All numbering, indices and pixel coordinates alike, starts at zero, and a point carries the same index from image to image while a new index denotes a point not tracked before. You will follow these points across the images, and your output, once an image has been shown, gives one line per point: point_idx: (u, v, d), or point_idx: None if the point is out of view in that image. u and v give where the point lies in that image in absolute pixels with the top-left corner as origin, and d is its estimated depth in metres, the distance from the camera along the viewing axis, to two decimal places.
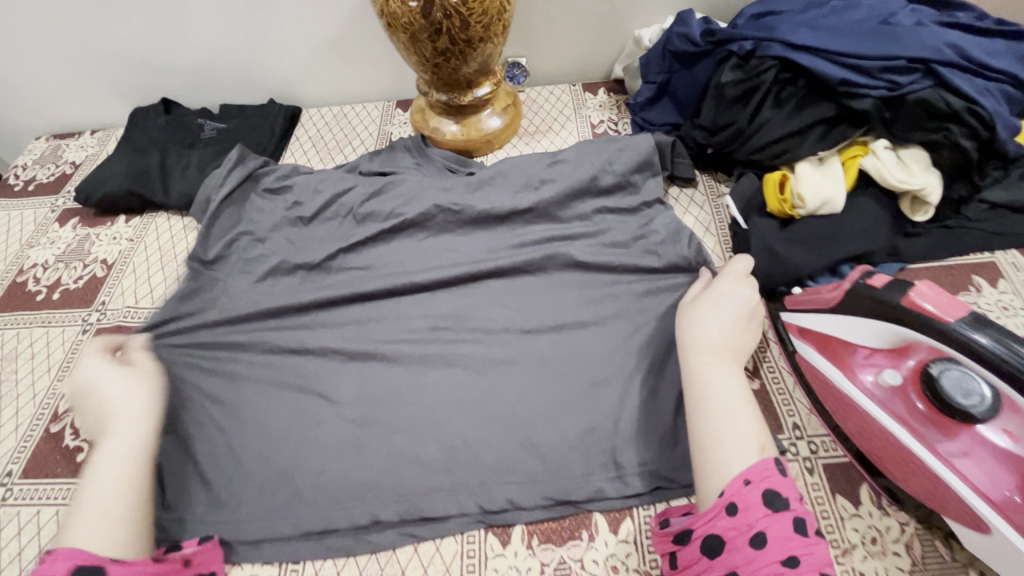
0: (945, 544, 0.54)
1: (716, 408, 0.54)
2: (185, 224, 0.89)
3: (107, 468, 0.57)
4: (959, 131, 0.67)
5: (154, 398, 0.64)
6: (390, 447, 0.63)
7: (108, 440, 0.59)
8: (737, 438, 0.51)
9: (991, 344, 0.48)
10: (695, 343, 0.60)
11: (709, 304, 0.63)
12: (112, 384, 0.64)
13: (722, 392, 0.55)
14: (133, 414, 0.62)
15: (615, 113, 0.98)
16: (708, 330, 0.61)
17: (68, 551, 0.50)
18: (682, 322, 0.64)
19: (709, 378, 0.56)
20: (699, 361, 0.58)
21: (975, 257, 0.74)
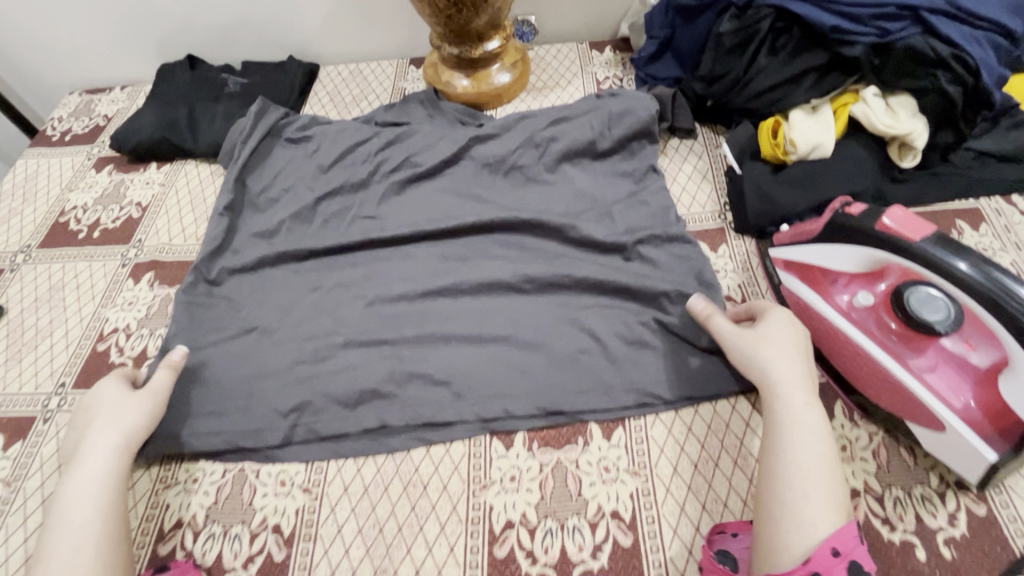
0: (909, 452, 0.60)
1: (804, 456, 0.52)
2: (213, 171, 0.95)
3: (77, 502, 0.55)
4: (945, 77, 0.70)
5: (136, 432, 0.61)
6: (404, 366, 0.69)
7: (82, 472, 0.57)
8: (828, 493, 0.49)
9: (971, 270, 0.51)
10: (778, 379, 0.57)
11: (780, 347, 0.59)
12: (102, 410, 0.62)
13: (813, 443, 0.52)
14: (115, 449, 0.59)
15: (620, 69, 1.02)
16: (792, 368, 0.57)
17: None
18: (755, 348, 0.60)
19: (797, 423, 0.54)
20: (783, 401, 0.56)
21: (960, 204, 0.77)
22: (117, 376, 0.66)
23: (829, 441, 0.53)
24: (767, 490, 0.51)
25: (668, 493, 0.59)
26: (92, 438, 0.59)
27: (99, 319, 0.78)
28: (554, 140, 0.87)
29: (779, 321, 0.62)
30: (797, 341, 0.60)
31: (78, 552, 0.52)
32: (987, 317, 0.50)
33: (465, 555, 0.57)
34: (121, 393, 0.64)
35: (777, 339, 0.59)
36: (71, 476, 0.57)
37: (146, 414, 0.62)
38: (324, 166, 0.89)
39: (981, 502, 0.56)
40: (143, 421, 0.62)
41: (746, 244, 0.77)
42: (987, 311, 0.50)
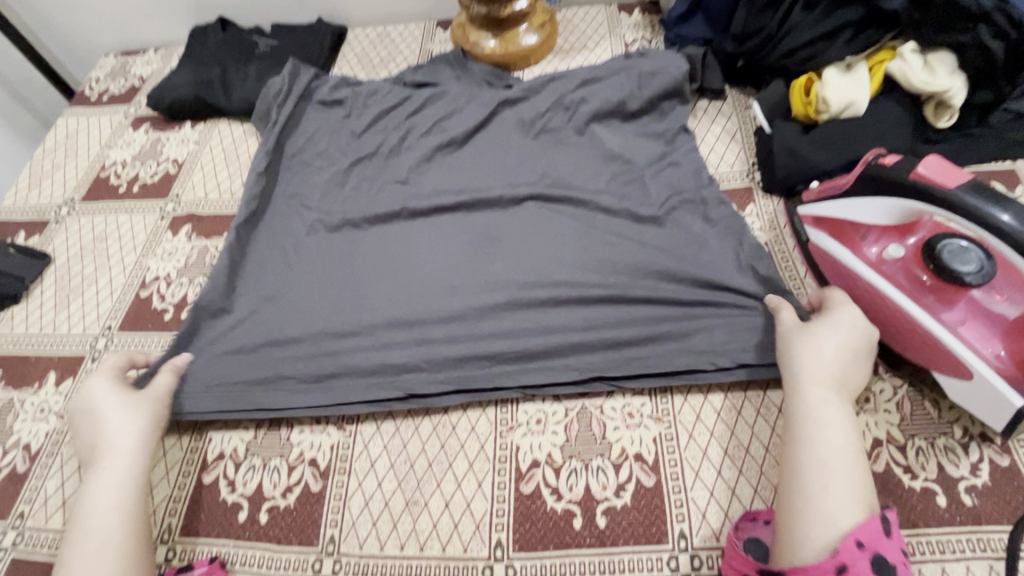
0: (933, 404, 0.60)
1: (828, 449, 0.50)
2: (245, 130, 0.97)
3: (105, 500, 0.55)
4: (987, 32, 0.68)
5: (152, 428, 0.60)
6: (435, 316, 0.71)
7: (101, 474, 0.56)
8: (851, 487, 0.48)
9: (1012, 222, 0.50)
10: (812, 372, 0.55)
11: (812, 340, 0.57)
12: (101, 409, 0.60)
13: (839, 440, 0.51)
14: (129, 445, 0.58)
15: (649, 31, 1.01)
16: (829, 364, 0.55)
17: None
18: (793, 341, 0.58)
19: (824, 418, 0.52)
20: (808, 394, 0.54)
21: (994, 165, 0.75)
22: (102, 373, 0.64)
23: (855, 438, 0.51)
24: (787, 477, 0.51)
25: (690, 437, 0.61)
26: (103, 438, 0.58)
27: (141, 267, 0.81)
28: (584, 101, 0.87)
29: (831, 313, 0.59)
30: (844, 335, 0.57)
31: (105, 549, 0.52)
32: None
33: (491, 491, 0.60)
34: (120, 388, 0.62)
35: (819, 332, 0.58)
36: (92, 477, 0.56)
37: (152, 411, 0.61)
38: (356, 126, 0.91)
39: (1005, 454, 0.57)
40: (153, 416, 0.61)
41: (775, 204, 0.77)
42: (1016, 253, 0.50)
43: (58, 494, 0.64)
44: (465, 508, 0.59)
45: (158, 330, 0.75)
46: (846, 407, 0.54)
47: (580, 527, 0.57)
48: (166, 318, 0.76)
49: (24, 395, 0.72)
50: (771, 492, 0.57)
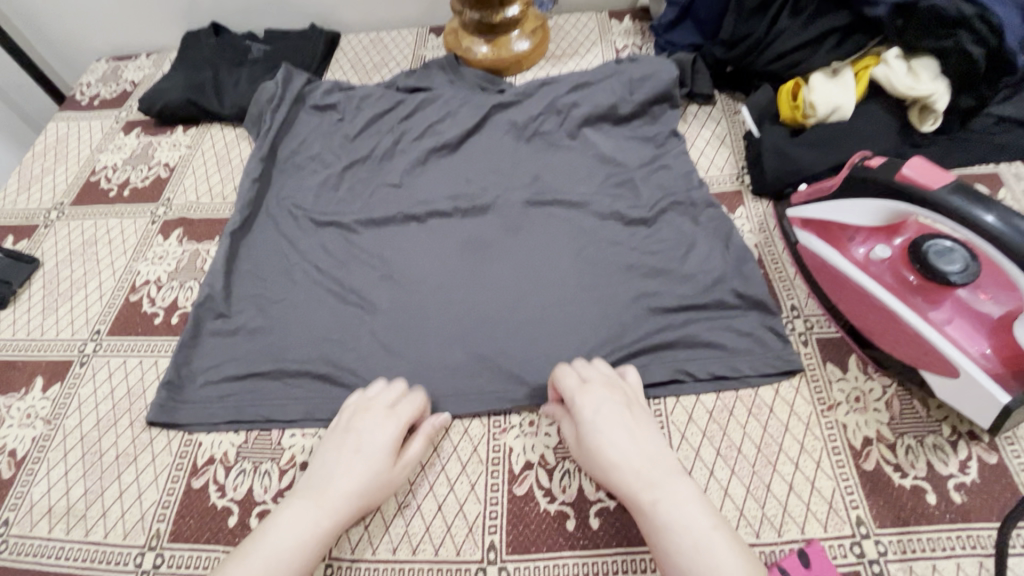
0: (922, 403, 0.61)
1: (690, 528, 0.47)
2: (237, 134, 0.97)
3: (287, 546, 0.49)
4: (968, 38, 0.69)
5: (388, 465, 0.56)
6: (429, 318, 0.72)
7: (300, 507, 0.52)
8: (730, 559, 0.45)
9: (998, 223, 0.50)
10: (635, 470, 0.52)
11: (610, 430, 0.55)
12: (361, 445, 0.57)
13: (693, 510, 0.49)
14: (349, 498, 0.53)
15: (639, 38, 1.02)
16: (636, 451, 0.53)
17: None
18: (593, 452, 0.54)
19: (667, 512, 0.49)
20: (642, 490, 0.51)
21: (979, 168, 0.77)
22: (387, 410, 0.60)
23: (705, 507, 0.49)
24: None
25: (683, 439, 0.61)
26: (338, 470, 0.55)
27: (131, 271, 0.81)
28: (575, 106, 0.88)
29: (588, 394, 0.58)
30: (628, 417, 0.56)
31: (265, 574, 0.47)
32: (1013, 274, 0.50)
33: (485, 493, 0.59)
34: (388, 443, 0.57)
35: (608, 428, 0.55)
36: (295, 502, 0.53)
37: (386, 477, 0.56)
38: (349, 130, 0.90)
39: (993, 451, 0.57)
40: (378, 481, 0.55)
41: (764, 206, 0.78)
42: (999, 250, 0.50)
43: (45, 501, 0.63)
44: (458, 510, 0.58)
45: (148, 334, 0.74)
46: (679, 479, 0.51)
47: (574, 529, 0.56)
48: (157, 322, 0.75)
49: (10, 401, 0.71)
50: (763, 491, 0.57)
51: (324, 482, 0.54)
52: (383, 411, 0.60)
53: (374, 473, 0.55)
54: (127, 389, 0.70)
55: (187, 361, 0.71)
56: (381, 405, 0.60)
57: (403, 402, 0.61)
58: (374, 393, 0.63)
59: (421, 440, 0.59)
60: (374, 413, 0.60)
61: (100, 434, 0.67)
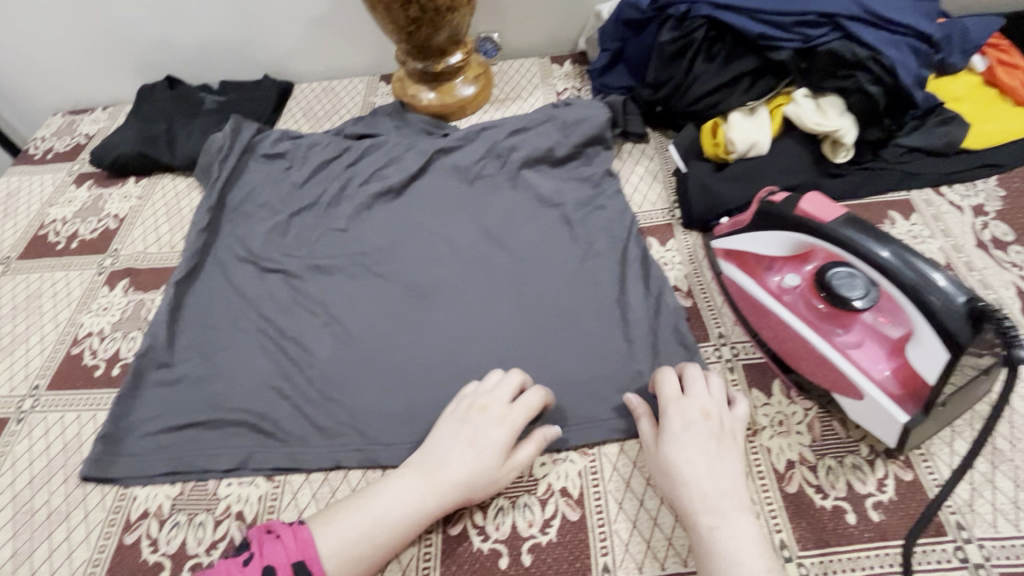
0: (841, 424, 0.63)
1: (740, 567, 0.49)
2: (189, 184, 0.99)
3: (389, 512, 0.56)
4: (865, 78, 0.76)
5: (497, 471, 0.59)
6: (373, 362, 0.73)
7: (409, 477, 0.58)
8: None
9: (892, 258, 0.53)
10: (703, 493, 0.54)
11: (694, 447, 0.56)
12: (476, 438, 0.60)
13: (750, 550, 0.50)
14: (457, 487, 0.57)
15: (579, 81, 1.08)
16: (711, 476, 0.54)
17: (303, 542, 0.54)
18: (668, 466, 0.56)
19: (721, 544, 0.51)
20: (706, 516, 0.52)
21: (893, 196, 0.83)
22: (505, 408, 0.62)
23: (765, 550, 0.51)
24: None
25: (614, 470, 0.63)
26: (451, 456, 0.59)
27: (74, 323, 0.81)
28: (514, 149, 0.91)
29: (678, 411, 0.59)
30: (714, 442, 0.57)
31: (365, 536, 0.54)
32: (909, 307, 0.53)
33: (419, 536, 0.60)
34: (502, 443, 0.59)
35: (689, 444, 0.56)
36: (405, 477, 0.58)
37: (495, 475, 0.59)
38: (296, 177, 0.92)
39: (908, 468, 0.60)
40: (486, 477, 0.58)
41: (694, 238, 0.82)
42: (888, 280, 0.54)
43: None
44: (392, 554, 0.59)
45: (87, 387, 0.74)
46: (748, 515, 0.53)
47: (506, 566, 0.57)
48: (97, 375, 0.75)
49: None
50: None
51: (432, 466, 0.59)
52: (502, 408, 0.62)
53: (481, 471, 0.58)
54: (63, 444, 0.69)
55: (125, 414, 0.70)
56: (501, 407, 0.62)
57: (521, 402, 0.63)
58: (492, 384, 0.64)
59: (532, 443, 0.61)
60: (491, 410, 0.62)
61: (33, 492, 0.66)
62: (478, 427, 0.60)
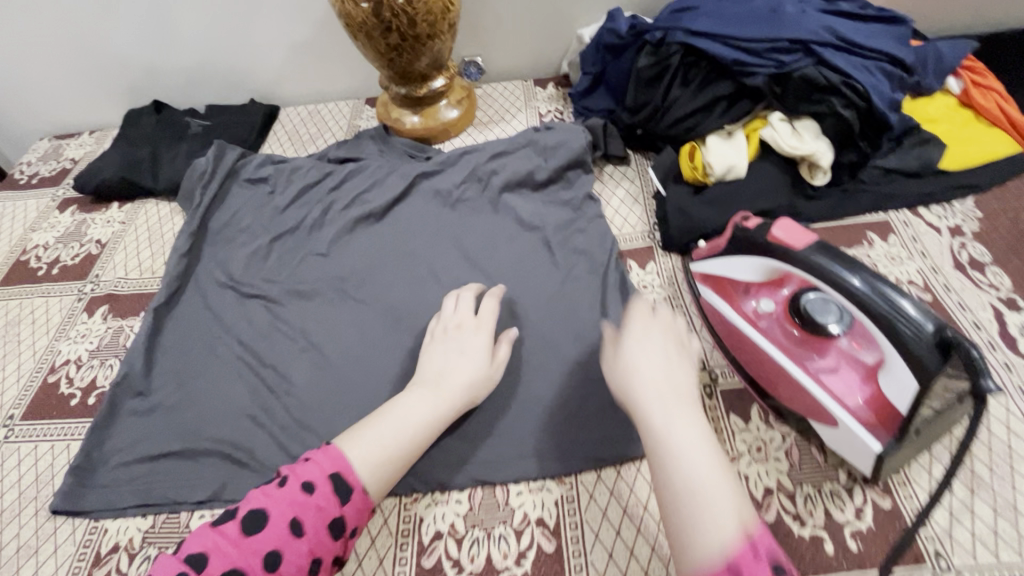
0: (819, 450, 0.63)
1: (689, 461, 0.46)
2: (172, 208, 0.99)
3: (410, 425, 0.58)
4: (838, 102, 0.77)
5: (486, 376, 0.65)
6: (350, 388, 0.73)
7: (419, 395, 0.61)
8: (728, 500, 0.44)
9: (863, 285, 0.53)
10: (656, 389, 0.51)
11: (651, 349, 0.55)
12: (466, 350, 0.67)
13: (702, 445, 0.47)
14: (462, 390, 0.63)
15: (561, 103, 1.09)
16: (666, 375, 0.52)
17: (337, 455, 0.54)
18: (624, 371, 0.54)
19: (673, 437, 0.48)
20: (659, 410, 0.49)
21: (870, 217, 0.84)
22: (478, 323, 0.70)
23: (717, 447, 0.48)
24: (672, 521, 0.45)
25: (591, 499, 0.62)
26: (448, 368, 0.65)
27: (51, 351, 0.81)
28: (496, 173, 0.92)
29: (638, 323, 0.58)
30: (671, 348, 0.55)
31: (392, 445, 0.56)
32: (881, 336, 0.53)
33: (393, 568, 0.59)
34: (486, 348, 0.67)
35: (647, 349, 0.55)
36: (411, 395, 0.61)
37: (488, 375, 0.66)
38: (278, 201, 0.93)
39: (886, 494, 0.59)
40: (481, 379, 0.65)
41: (672, 261, 0.82)
42: (859, 308, 0.54)
43: None
44: None
45: (62, 417, 0.74)
46: (701, 415, 0.50)
47: None
48: (72, 404, 0.75)
49: None
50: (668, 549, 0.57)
51: (433, 381, 0.63)
52: (473, 319, 0.70)
53: (477, 377, 0.65)
54: (34, 476, 0.69)
55: (99, 443, 0.69)
56: (473, 322, 0.70)
57: (483, 310, 0.71)
58: (454, 309, 0.72)
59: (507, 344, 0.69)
60: (466, 325, 0.70)
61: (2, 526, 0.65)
62: (458, 337, 0.68)
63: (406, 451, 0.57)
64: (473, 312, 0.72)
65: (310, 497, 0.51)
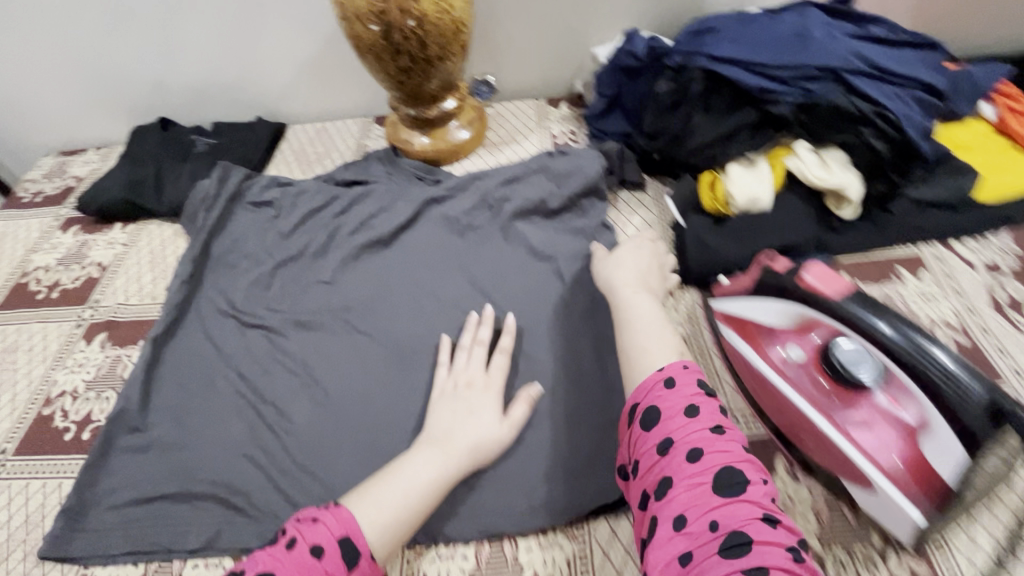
0: (851, 510, 0.58)
1: (639, 320, 0.63)
2: (175, 230, 0.97)
3: (417, 484, 0.56)
4: (869, 132, 0.74)
5: (496, 439, 0.63)
6: (354, 428, 0.69)
7: (428, 454, 0.59)
8: (665, 342, 0.60)
9: (892, 332, 0.52)
10: (628, 282, 0.69)
11: (630, 261, 0.73)
12: (473, 408, 0.64)
13: (654, 312, 0.64)
14: (469, 449, 0.61)
15: (575, 124, 1.06)
16: (636, 275, 0.71)
17: (346, 518, 0.51)
18: (607, 271, 0.73)
19: (635, 307, 0.65)
20: (629, 295, 0.68)
21: (900, 251, 0.79)
22: (488, 383, 0.67)
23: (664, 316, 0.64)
24: (624, 368, 0.60)
25: (605, 557, 0.59)
26: (458, 426, 0.62)
27: (48, 381, 0.78)
28: (507, 200, 0.89)
29: (625, 247, 0.76)
30: (644, 264, 0.73)
31: (399, 510, 0.54)
32: (922, 396, 0.51)
33: None
34: (498, 407, 0.65)
35: (626, 258, 0.74)
36: (413, 453, 0.60)
37: (498, 436, 0.63)
38: (283, 226, 0.90)
39: (923, 561, 0.55)
40: (490, 440, 0.62)
41: (692, 296, 0.78)
42: (897, 363, 0.52)
43: None
44: None
45: (55, 453, 0.71)
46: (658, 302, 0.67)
47: None
48: (66, 439, 0.72)
49: None
50: None
51: (439, 441, 0.61)
52: (484, 376, 0.68)
53: (487, 439, 0.62)
54: (25, 517, 0.66)
55: (91, 483, 0.67)
56: (482, 381, 0.68)
57: (495, 368, 0.69)
58: (464, 364, 0.70)
59: (510, 336, 0.72)
60: (477, 387, 0.67)
61: None
62: (467, 396, 0.66)
63: (409, 516, 0.54)
64: (483, 368, 0.69)
65: (320, 562, 0.47)
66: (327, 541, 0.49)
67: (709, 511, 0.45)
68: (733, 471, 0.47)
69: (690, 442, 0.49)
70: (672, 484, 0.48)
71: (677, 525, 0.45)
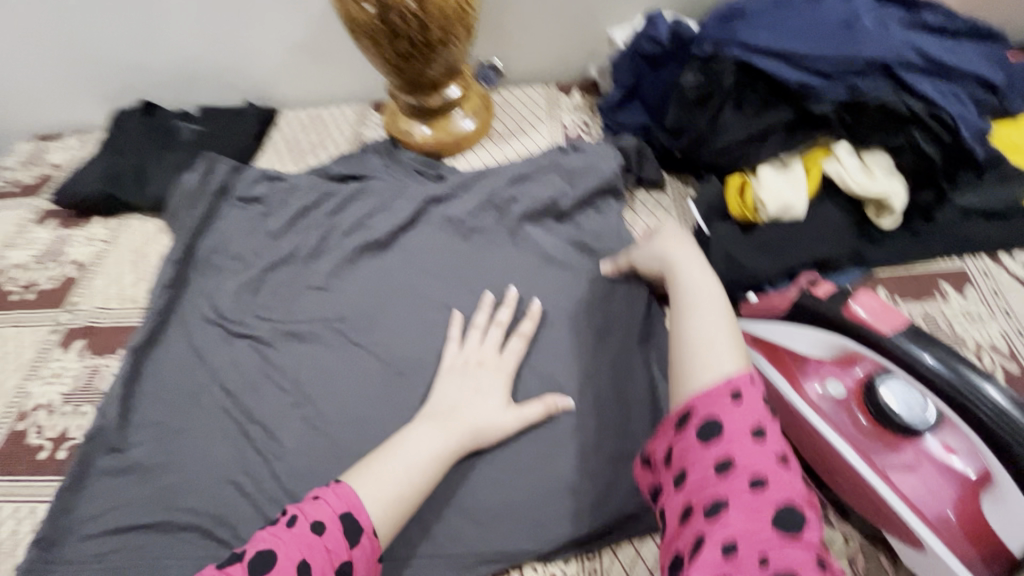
0: (889, 559, 0.52)
1: (700, 311, 0.55)
2: (159, 226, 0.90)
3: (417, 461, 0.55)
4: (920, 134, 0.67)
5: (504, 421, 0.61)
6: (348, 454, 0.64)
7: (426, 430, 0.58)
8: (731, 342, 0.52)
9: (936, 364, 0.46)
10: (688, 264, 0.61)
11: (685, 239, 0.65)
12: (481, 387, 0.63)
13: (721, 303, 0.56)
14: (471, 428, 0.60)
15: (588, 115, 0.98)
16: (695, 257, 0.62)
17: (346, 492, 0.51)
18: (662, 246, 0.65)
19: (696, 294, 0.57)
20: (690, 278, 0.59)
21: (943, 265, 0.72)
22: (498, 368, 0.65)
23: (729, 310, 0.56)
24: (677, 361, 0.52)
25: None
26: (462, 403, 0.62)
27: (21, 393, 0.73)
28: (514, 201, 0.82)
29: (677, 223, 0.68)
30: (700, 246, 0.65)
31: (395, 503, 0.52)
32: (979, 441, 0.44)
33: None
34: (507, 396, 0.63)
35: (681, 234, 0.66)
36: (411, 428, 0.59)
37: (502, 421, 0.61)
38: (273, 225, 0.83)
39: None
40: (493, 423, 0.61)
41: None
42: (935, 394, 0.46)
43: None
44: None
45: (29, 474, 0.66)
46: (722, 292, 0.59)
47: None
48: (41, 459, 0.67)
49: None
50: None
51: (443, 419, 0.60)
52: (495, 356, 0.67)
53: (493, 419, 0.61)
54: None
55: (66, 510, 0.62)
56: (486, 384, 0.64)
57: (507, 349, 0.68)
58: (476, 341, 0.68)
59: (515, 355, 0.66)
60: (487, 365, 0.66)
61: None
62: (479, 374, 0.65)
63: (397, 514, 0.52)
64: (496, 348, 0.68)
65: (320, 537, 0.47)
66: (329, 517, 0.48)
67: (764, 546, 0.40)
68: (795, 508, 0.42)
69: (754, 467, 0.43)
70: (727, 507, 0.42)
71: (725, 554, 0.40)
